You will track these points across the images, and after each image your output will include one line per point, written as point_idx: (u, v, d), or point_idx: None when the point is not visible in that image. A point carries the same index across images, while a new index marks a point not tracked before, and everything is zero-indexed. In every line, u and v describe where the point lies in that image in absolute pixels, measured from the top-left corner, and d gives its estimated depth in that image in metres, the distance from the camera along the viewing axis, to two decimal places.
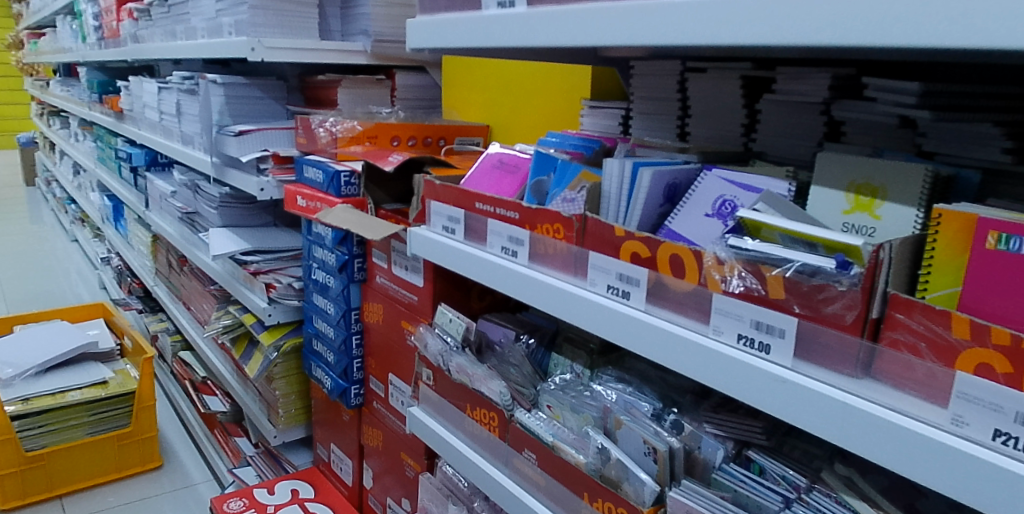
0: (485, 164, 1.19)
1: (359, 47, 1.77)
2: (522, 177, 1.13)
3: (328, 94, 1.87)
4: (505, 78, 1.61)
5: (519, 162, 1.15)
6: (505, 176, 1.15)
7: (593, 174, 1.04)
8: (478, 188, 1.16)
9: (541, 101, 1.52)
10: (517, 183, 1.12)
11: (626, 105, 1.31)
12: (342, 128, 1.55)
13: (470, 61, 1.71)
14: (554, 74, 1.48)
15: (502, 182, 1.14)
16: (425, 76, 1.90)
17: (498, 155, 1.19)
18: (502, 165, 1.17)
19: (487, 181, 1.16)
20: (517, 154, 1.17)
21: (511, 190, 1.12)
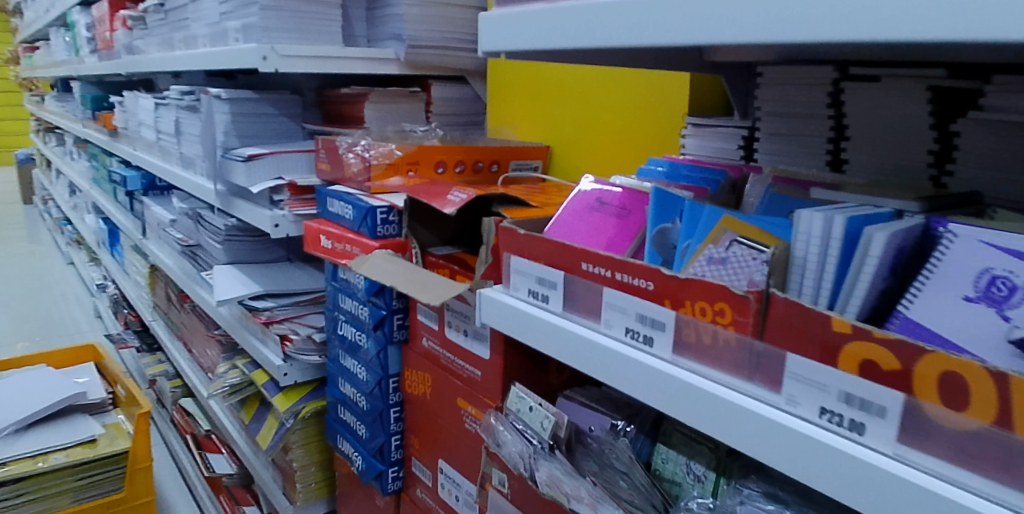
0: (577, 203, 0.90)
1: (391, 54, 1.48)
2: (634, 222, 0.83)
3: (351, 110, 1.57)
4: (569, 87, 1.32)
5: (627, 204, 0.85)
6: (608, 218, 0.85)
7: (737, 220, 0.74)
8: (571, 236, 0.86)
9: (619, 117, 1.23)
10: (627, 229, 0.83)
11: (750, 123, 1.02)
12: (375, 152, 1.24)
13: (524, 69, 1.42)
14: (637, 82, 1.18)
15: (604, 226, 0.85)
16: (464, 87, 1.59)
17: (595, 191, 0.89)
18: (602, 205, 0.88)
19: (581, 225, 0.87)
20: (624, 191, 0.87)
21: (618, 238, 0.83)
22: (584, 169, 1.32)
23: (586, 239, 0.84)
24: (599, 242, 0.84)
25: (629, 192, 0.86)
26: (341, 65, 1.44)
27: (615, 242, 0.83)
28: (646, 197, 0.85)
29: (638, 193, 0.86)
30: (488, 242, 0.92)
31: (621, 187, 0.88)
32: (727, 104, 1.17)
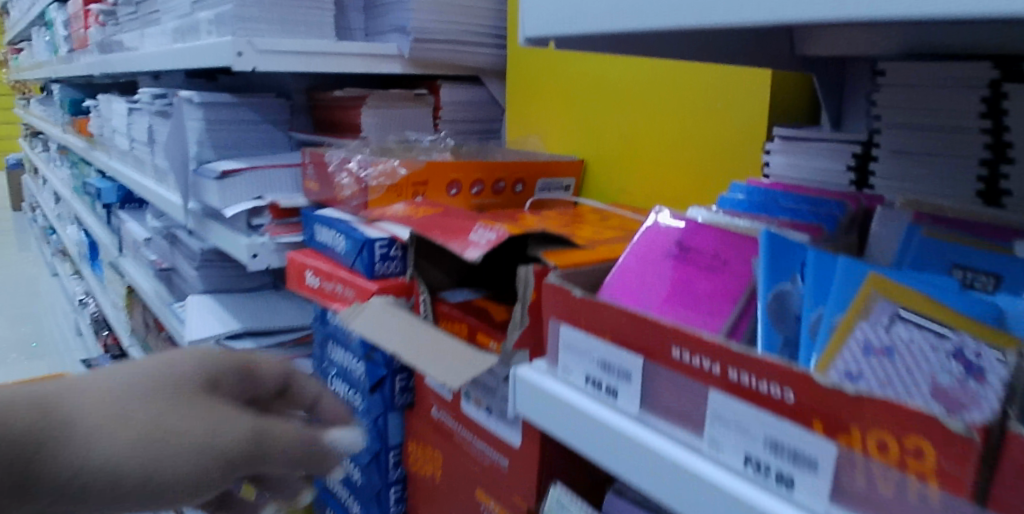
0: (645, 245, 0.66)
1: (394, 49, 1.23)
2: (734, 277, 0.60)
3: (343, 115, 1.32)
4: (614, 87, 1.08)
5: (722, 252, 0.62)
6: (694, 270, 0.62)
7: (887, 280, 0.53)
8: (642, 295, 0.62)
9: (679, 125, 0.98)
10: (724, 287, 0.59)
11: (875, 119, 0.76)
12: (375, 171, 1.00)
13: (554, 65, 1.18)
14: (706, 80, 0.94)
15: (688, 280, 0.61)
16: (480, 88, 1.35)
17: (670, 229, 0.66)
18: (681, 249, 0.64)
19: (654, 277, 0.63)
20: (713, 234, 0.63)
21: (711, 300, 0.59)
22: (630, 189, 1.08)
23: (664, 300, 0.61)
24: (685, 304, 0.60)
25: (721, 233, 0.63)
26: (333, 63, 1.19)
27: (708, 306, 0.59)
28: (747, 240, 0.61)
29: (736, 235, 0.62)
30: (523, 300, 0.68)
31: (708, 225, 0.64)
32: (813, 96, 0.94)
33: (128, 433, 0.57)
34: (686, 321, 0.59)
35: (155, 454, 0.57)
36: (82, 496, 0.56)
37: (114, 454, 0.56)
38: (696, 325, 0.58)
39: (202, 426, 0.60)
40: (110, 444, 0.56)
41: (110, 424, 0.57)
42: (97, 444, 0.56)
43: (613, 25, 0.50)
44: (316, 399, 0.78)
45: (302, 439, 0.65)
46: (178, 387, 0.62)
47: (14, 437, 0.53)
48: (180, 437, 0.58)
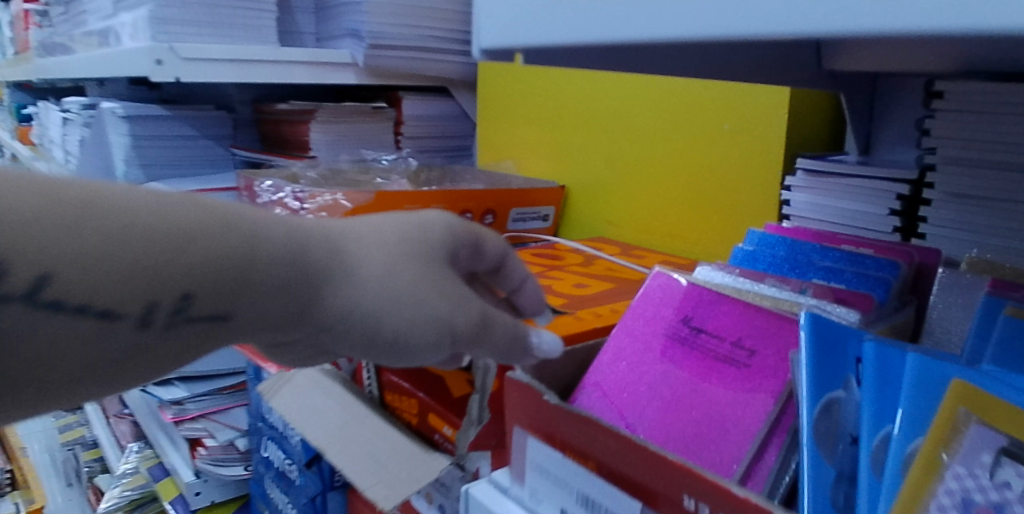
0: (650, 320, 0.51)
1: (347, 56, 1.06)
2: (767, 374, 0.45)
3: (288, 130, 1.15)
4: (601, 105, 0.92)
5: (748, 338, 0.46)
6: (712, 361, 0.47)
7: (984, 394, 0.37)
8: (647, 393, 0.48)
9: (682, 150, 0.83)
10: (754, 388, 0.45)
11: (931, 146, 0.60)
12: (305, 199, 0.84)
13: (529, 77, 1.02)
14: (714, 98, 0.79)
15: (707, 376, 0.47)
16: (448, 101, 1.17)
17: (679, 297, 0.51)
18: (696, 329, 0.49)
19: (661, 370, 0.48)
20: (733, 311, 0.48)
21: (736, 407, 0.44)
22: (622, 223, 0.92)
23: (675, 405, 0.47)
24: (702, 412, 0.45)
25: (745, 308, 0.47)
26: (272, 72, 1.02)
27: (734, 416, 0.44)
28: (781, 320, 0.46)
29: (765, 311, 0.47)
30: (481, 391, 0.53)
31: (728, 295, 0.49)
32: (840, 115, 0.78)
33: (401, 284, 0.43)
34: (703, 437, 0.45)
35: (410, 320, 0.43)
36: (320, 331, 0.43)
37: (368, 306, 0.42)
38: (717, 443, 0.44)
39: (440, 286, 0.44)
40: (373, 296, 0.43)
41: (371, 280, 0.43)
42: (356, 292, 0.42)
43: (595, 36, 0.35)
44: (516, 286, 0.53)
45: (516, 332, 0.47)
46: (443, 250, 0.46)
47: (268, 263, 0.39)
48: (427, 309, 0.43)
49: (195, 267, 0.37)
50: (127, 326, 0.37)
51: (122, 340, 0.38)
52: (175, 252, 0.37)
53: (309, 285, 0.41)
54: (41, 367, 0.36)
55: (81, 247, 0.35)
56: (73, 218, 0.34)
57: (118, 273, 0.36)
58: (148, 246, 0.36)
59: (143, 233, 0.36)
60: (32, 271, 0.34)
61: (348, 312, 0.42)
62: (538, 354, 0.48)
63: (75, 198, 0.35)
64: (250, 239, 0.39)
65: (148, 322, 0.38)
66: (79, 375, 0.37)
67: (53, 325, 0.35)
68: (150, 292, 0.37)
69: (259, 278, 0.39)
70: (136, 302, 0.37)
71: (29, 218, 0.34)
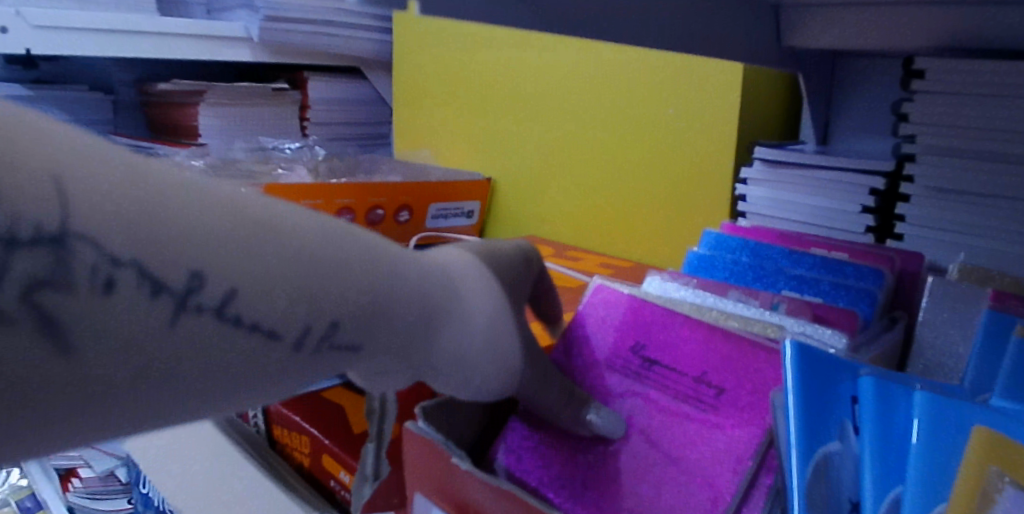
0: (598, 350, 0.42)
1: (240, 30, 0.92)
2: (739, 420, 0.35)
3: (174, 114, 1.00)
4: (528, 89, 0.82)
5: (719, 372, 0.37)
6: (672, 403, 0.38)
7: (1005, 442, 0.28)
8: (591, 443, 0.39)
9: (622, 137, 0.74)
10: (724, 438, 0.35)
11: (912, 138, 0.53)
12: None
13: (446, 56, 0.91)
14: (658, 75, 0.69)
15: (666, 421, 0.37)
16: (361, 84, 1.05)
17: (631, 322, 0.42)
18: (653, 361, 0.40)
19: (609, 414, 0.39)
20: (695, 337, 0.39)
21: (701, 463, 0.35)
22: (557, 223, 0.82)
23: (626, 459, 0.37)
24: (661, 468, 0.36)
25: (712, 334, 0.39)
26: (149, 45, 0.87)
27: (699, 474, 0.35)
28: (756, 348, 0.37)
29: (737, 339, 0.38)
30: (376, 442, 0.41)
31: (691, 319, 0.40)
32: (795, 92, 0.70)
33: (509, 325, 0.38)
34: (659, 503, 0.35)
35: (502, 364, 0.37)
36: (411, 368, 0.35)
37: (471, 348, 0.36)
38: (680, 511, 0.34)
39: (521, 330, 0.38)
40: (482, 336, 0.36)
41: (485, 321, 0.36)
42: (466, 331, 0.35)
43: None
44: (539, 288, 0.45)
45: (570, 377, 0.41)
46: (516, 286, 0.41)
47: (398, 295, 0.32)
48: (502, 353, 0.37)
49: (349, 299, 0.30)
50: (282, 349, 0.28)
51: (270, 365, 0.28)
52: (341, 267, 0.29)
53: (427, 318, 0.34)
54: (179, 405, 0.25)
55: (246, 249, 0.26)
56: (241, 223, 0.26)
57: (290, 287, 0.27)
58: (320, 265, 0.28)
59: (309, 247, 0.28)
60: (204, 273, 0.25)
61: (460, 358, 0.36)
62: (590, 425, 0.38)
63: (241, 203, 0.26)
64: (393, 267, 0.32)
65: (306, 344, 0.29)
66: (207, 414, 0.27)
67: (218, 340, 0.26)
68: (311, 311, 0.28)
69: (396, 313, 0.32)
70: (301, 318, 0.28)
71: (208, 214, 0.25)
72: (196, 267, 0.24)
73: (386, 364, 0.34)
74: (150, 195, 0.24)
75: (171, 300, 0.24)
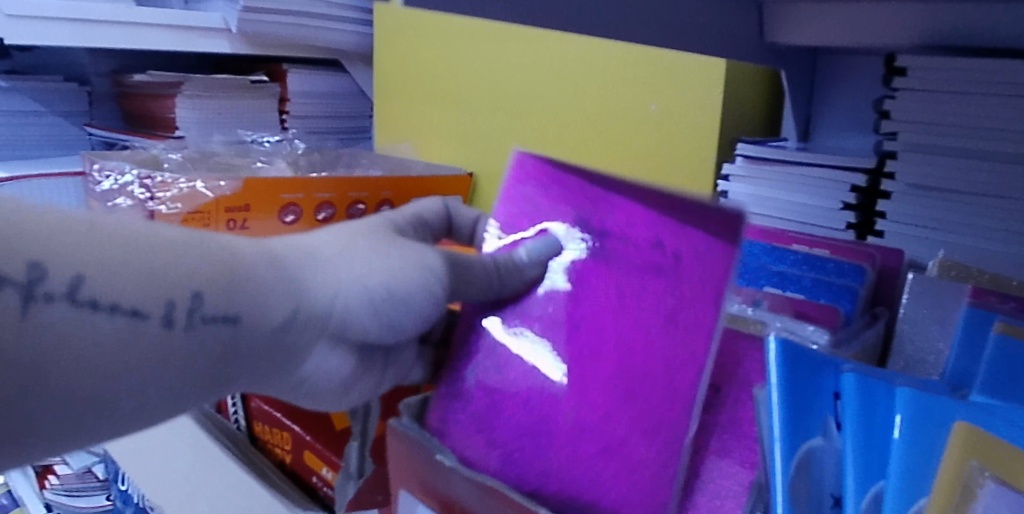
0: (540, 226, 0.43)
1: (217, 22, 0.90)
2: (691, 335, 0.37)
3: (152, 107, 0.98)
4: (508, 81, 0.82)
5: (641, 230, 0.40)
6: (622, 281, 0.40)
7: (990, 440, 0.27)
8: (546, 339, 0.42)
9: (601, 131, 0.74)
10: (678, 317, 0.38)
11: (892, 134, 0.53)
12: (148, 183, 0.67)
13: (426, 48, 0.90)
14: (634, 69, 0.70)
15: (614, 322, 0.40)
16: (342, 76, 1.04)
17: (561, 203, 0.43)
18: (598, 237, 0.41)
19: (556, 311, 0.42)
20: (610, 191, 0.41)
21: (663, 362, 0.38)
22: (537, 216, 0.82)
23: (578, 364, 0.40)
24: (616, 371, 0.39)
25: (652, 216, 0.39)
26: (122, 36, 0.85)
27: (660, 379, 0.38)
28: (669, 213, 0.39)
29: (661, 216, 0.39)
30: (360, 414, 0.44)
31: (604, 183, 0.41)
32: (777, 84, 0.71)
33: (402, 252, 0.41)
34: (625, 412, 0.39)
35: (395, 269, 0.40)
36: (319, 324, 0.39)
37: (366, 277, 0.39)
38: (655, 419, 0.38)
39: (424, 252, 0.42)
40: (369, 264, 0.39)
41: (340, 252, 0.40)
42: (335, 263, 0.39)
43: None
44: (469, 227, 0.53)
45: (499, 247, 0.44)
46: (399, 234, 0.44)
47: (244, 259, 0.37)
48: (407, 271, 0.40)
49: (186, 268, 0.35)
50: (151, 325, 0.34)
51: (145, 343, 0.34)
52: (171, 246, 0.35)
53: (287, 274, 0.38)
54: (56, 383, 0.32)
55: (85, 245, 0.33)
56: (72, 225, 0.33)
57: (137, 269, 0.34)
58: (147, 247, 0.34)
59: (136, 237, 0.34)
60: (43, 265, 0.32)
61: (358, 285, 0.39)
62: (520, 267, 0.42)
63: (110, 223, 0.34)
64: (225, 244, 0.37)
65: (174, 319, 0.35)
66: (106, 391, 0.34)
67: (82, 322, 0.33)
68: (162, 286, 0.34)
69: (249, 273, 0.37)
70: (153, 294, 0.34)
71: (41, 227, 0.33)
72: (34, 259, 0.32)
73: (278, 331, 0.38)
74: (42, 229, 0.33)
75: (16, 292, 0.32)
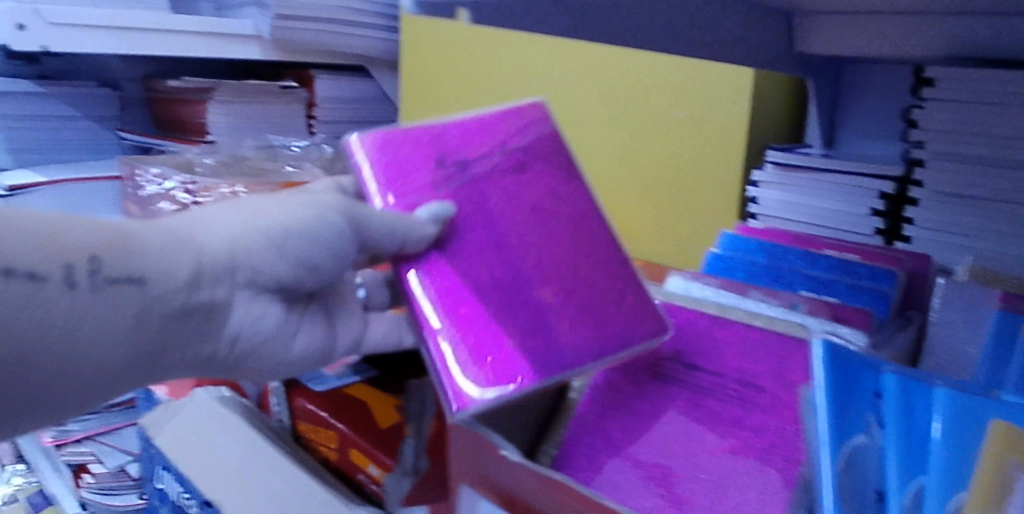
0: (413, 178, 0.39)
1: (250, 29, 0.91)
2: (585, 220, 0.42)
3: (183, 112, 1.00)
4: (533, 88, 0.84)
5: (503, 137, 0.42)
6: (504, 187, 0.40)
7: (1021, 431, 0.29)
8: (475, 268, 0.38)
9: (633, 136, 0.75)
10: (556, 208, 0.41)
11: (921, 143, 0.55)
12: (191, 186, 0.70)
13: (450, 53, 0.91)
14: (661, 76, 0.71)
15: (527, 225, 0.40)
16: (367, 83, 1.06)
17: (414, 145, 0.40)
18: (460, 162, 0.40)
19: (463, 242, 0.38)
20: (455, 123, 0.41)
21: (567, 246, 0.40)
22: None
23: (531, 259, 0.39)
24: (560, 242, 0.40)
25: None
26: (160, 45, 0.85)
27: (587, 242, 0.41)
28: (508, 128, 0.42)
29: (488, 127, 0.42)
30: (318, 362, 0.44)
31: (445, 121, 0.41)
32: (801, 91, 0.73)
33: (291, 202, 0.39)
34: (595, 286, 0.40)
35: (290, 212, 0.38)
36: (223, 281, 0.38)
37: (249, 224, 0.38)
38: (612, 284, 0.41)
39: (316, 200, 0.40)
40: (259, 210, 0.39)
41: (229, 211, 0.39)
42: (225, 219, 0.38)
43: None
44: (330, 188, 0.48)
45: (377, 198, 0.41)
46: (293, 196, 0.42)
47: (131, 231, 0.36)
48: (297, 214, 0.39)
49: (79, 236, 0.35)
50: (52, 287, 0.33)
51: (48, 304, 0.33)
52: (60, 222, 0.35)
53: (175, 236, 0.37)
54: None
55: None
56: None
57: (34, 241, 0.33)
58: (42, 224, 0.34)
59: (30, 222, 0.34)
60: None
61: (250, 232, 0.38)
62: (421, 228, 0.37)
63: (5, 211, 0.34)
64: (114, 224, 0.36)
65: (76, 280, 0.33)
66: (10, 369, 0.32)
67: None
68: (57, 251, 0.33)
69: (135, 238, 0.36)
70: (50, 258, 0.33)
71: None
72: None
73: (185, 288, 0.36)
74: None
75: None
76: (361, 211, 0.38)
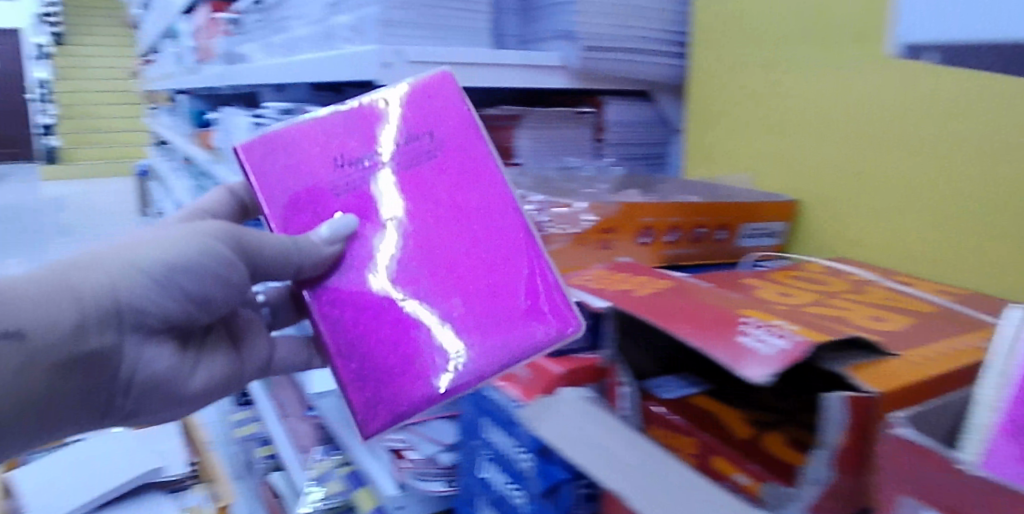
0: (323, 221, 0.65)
1: (558, 60, 0.98)
2: (482, 228, 0.63)
3: None
4: (841, 112, 0.85)
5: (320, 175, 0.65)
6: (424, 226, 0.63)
7: None
8: (411, 286, 0.62)
9: (960, 163, 0.74)
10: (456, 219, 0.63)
11: None
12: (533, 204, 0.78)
13: (762, 79, 0.95)
14: (993, 103, 0.70)
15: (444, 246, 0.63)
16: (649, 106, 1.11)
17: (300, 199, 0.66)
18: (337, 188, 0.65)
19: (356, 270, 0.64)
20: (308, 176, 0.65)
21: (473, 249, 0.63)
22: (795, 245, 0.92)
23: (419, 249, 0.63)
24: (448, 229, 0.63)
25: None
26: (489, 76, 0.95)
27: (499, 242, 0.62)
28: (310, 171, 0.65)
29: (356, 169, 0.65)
30: (214, 386, 0.75)
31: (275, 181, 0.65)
32: None
33: (195, 252, 0.64)
34: (478, 261, 0.62)
35: (188, 255, 0.64)
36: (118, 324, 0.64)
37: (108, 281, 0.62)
38: (508, 258, 0.62)
39: (196, 253, 0.64)
40: (156, 260, 0.63)
41: (142, 268, 0.63)
42: (147, 269, 0.63)
43: None
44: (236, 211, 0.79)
45: (238, 244, 0.65)
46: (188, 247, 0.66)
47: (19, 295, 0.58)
48: (188, 266, 0.64)
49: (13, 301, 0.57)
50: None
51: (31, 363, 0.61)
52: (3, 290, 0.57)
53: (120, 290, 0.63)
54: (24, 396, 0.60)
55: None
56: None
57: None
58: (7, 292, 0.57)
59: None
60: None
61: (112, 282, 0.62)
62: (320, 246, 0.62)
63: None
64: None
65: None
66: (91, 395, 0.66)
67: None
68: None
69: (71, 294, 0.60)
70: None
71: None
72: None
73: (78, 335, 0.61)
74: None
75: None
76: (241, 252, 0.65)
